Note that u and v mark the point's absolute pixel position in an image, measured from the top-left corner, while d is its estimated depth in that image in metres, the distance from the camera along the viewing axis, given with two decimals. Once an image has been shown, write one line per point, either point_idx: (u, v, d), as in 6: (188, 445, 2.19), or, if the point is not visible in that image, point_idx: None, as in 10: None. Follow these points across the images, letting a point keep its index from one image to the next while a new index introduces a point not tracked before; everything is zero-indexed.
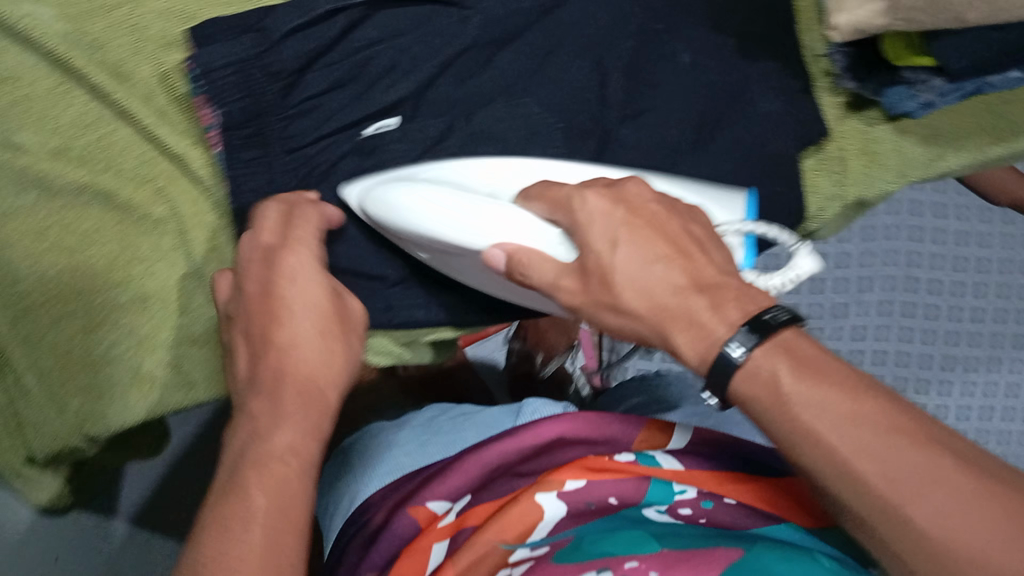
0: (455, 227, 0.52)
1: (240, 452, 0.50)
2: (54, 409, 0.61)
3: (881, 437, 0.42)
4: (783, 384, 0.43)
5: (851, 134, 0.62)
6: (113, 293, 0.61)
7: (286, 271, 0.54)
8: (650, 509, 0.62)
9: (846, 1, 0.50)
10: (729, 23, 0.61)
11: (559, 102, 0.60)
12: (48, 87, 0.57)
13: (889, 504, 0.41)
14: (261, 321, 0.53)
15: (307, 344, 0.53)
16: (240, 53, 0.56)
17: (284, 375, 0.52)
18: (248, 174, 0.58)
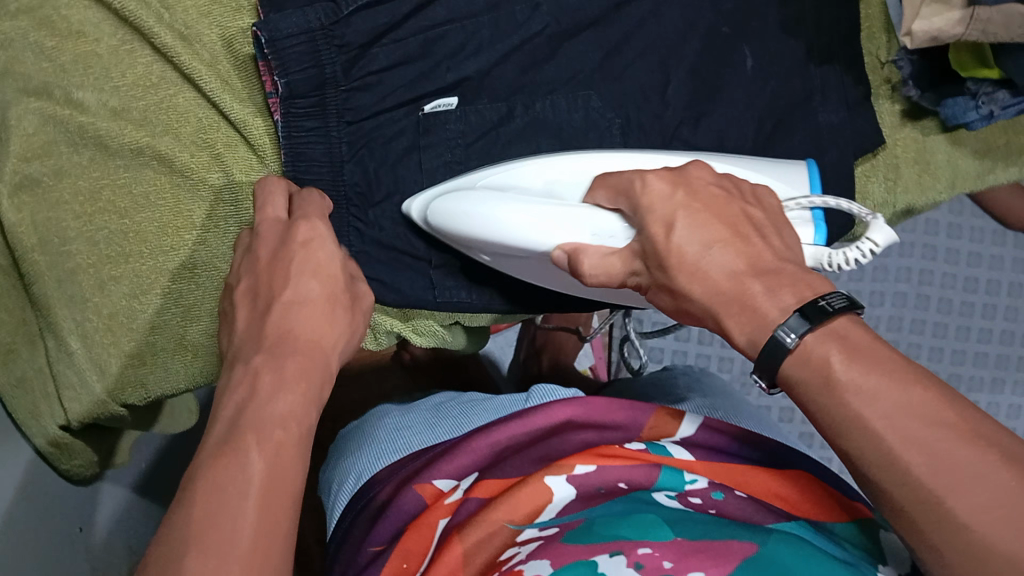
0: (528, 229, 0.52)
1: (235, 411, 0.46)
2: (95, 372, 0.60)
3: (930, 428, 0.39)
4: (834, 368, 0.41)
5: (908, 143, 0.63)
6: (163, 258, 0.60)
7: (302, 239, 0.54)
8: (661, 493, 0.58)
9: (923, 9, 0.51)
10: (797, 29, 0.62)
11: (614, 97, 0.61)
12: (114, 45, 0.59)
13: (925, 495, 0.39)
14: (270, 279, 0.52)
15: (315, 304, 0.52)
16: (309, 23, 0.54)
17: (288, 336, 0.49)
18: (309, 143, 0.58)
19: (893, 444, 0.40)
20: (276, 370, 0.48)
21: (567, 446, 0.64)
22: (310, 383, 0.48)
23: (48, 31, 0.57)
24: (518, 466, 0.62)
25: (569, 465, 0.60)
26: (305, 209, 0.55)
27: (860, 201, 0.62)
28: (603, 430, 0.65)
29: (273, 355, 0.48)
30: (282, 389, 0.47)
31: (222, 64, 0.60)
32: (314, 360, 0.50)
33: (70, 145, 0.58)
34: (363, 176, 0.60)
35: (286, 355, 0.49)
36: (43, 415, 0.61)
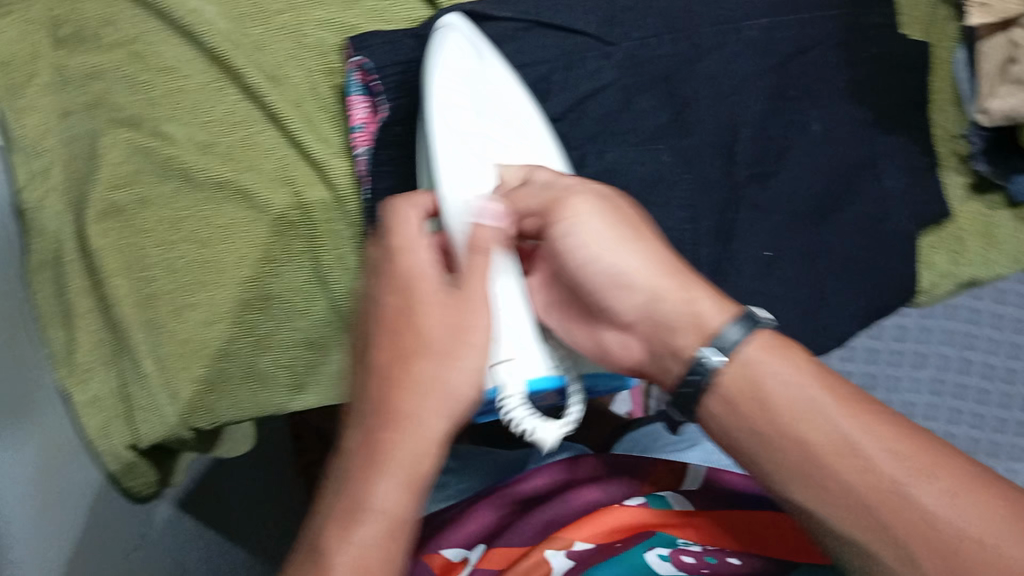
0: (439, 128, 0.50)
1: (336, 499, 0.46)
2: (167, 396, 0.61)
3: (888, 428, 0.42)
4: (774, 377, 0.44)
5: (972, 214, 0.64)
6: (241, 288, 0.62)
7: (398, 288, 0.47)
8: (653, 553, 0.56)
9: (998, 89, 0.53)
10: (868, 97, 0.62)
11: (687, 152, 0.58)
12: (203, 82, 0.62)
13: (886, 483, 0.41)
14: (386, 324, 0.47)
15: (411, 351, 0.46)
16: (400, 53, 0.61)
17: (398, 397, 0.46)
18: (385, 176, 0.61)
19: (857, 436, 0.42)
20: (373, 443, 0.46)
21: (568, 511, 0.61)
22: (412, 465, 0.45)
23: (139, 65, 0.61)
24: (522, 535, 0.60)
25: (568, 538, 0.58)
26: (395, 238, 0.48)
27: (920, 270, 0.63)
28: (602, 485, 0.62)
29: (373, 422, 0.46)
30: (376, 476, 0.45)
31: (307, 105, 0.63)
32: (420, 406, 0.46)
33: (156, 174, 0.61)
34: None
35: (386, 413, 0.46)
36: (114, 435, 0.62)
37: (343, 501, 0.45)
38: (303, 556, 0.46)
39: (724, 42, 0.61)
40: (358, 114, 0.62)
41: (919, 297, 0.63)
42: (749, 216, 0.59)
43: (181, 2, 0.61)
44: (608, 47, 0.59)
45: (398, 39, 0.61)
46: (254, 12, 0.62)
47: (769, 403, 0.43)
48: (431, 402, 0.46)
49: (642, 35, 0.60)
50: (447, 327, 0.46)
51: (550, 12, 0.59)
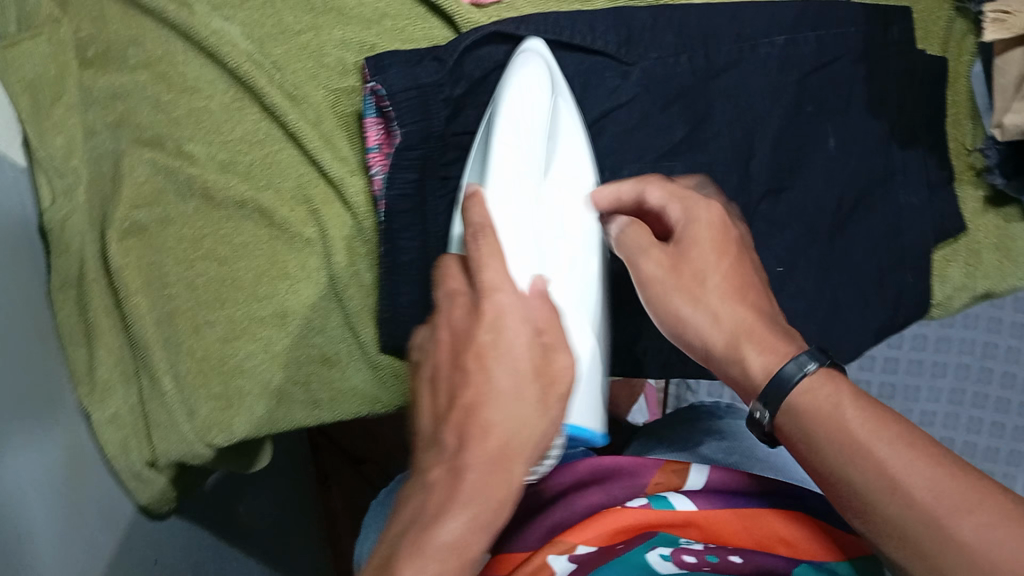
0: (503, 151, 0.52)
1: (409, 519, 0.43)
2: (185, 414, 0.62)
3: (933, 464, 0.39)
4: (844, 415, 0.41)
5: (987, 228, 0.63)
6: (258, 306, 0.62)
7: (486, 319, 0.46)
8: (653, 555, 0.47)
9: (1016, 103, 0.52)
10: (888, 111, 0.60)
11: (701, 166, 0.59)
12: (224, 101, 0.62)
13: (930, 517, 0.38)
14: (460, 365, 0.46)
15: (499, 389, 0.45)
16: (421, 78, 0.59)
17: (469, 424, 0.44)
18: (399, 195, 0.60)
19: (921, 486, 0.38)
20: (453, 485, 0.43)
21: (574, 515, 0.51)
22: (484, 503, 0.42)
23: (163, 85, 0.61)
24: (526, 541, 0.51)
25: (571, 541, 0.47)
26: (484, 274, 0.46)
27: (935, 283, 0.62)
28: (609, 486, 0.52)
29: (453, 462, 0.43)
30: (450, 514, 0.42)
31: (325, 122, 0.63)
32: (505, 445, 0.44)
33: (177, 194, 0.62)
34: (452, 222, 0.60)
35: (464, 449, 0.44)
36: (133, 451, 0.63)
37: (412, 532, 0.42)
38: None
39: (743, 58, 0.59)
40: (373, 136, 0.61)
41: (935, 311, 0.63)
42: (762, 229, 0.59)
43: (204, 22, 0.61)
44: (626, 66, 0.59)
45: (418, 63, 0.59)
46: (277, 33, 0.63)
47: (839, 425, 0.41)
48: (510, 452, 0.44)
49: (659, 55, 0.59)
50: (533, 367, 0.45)
51: (569, 30, 0.59)
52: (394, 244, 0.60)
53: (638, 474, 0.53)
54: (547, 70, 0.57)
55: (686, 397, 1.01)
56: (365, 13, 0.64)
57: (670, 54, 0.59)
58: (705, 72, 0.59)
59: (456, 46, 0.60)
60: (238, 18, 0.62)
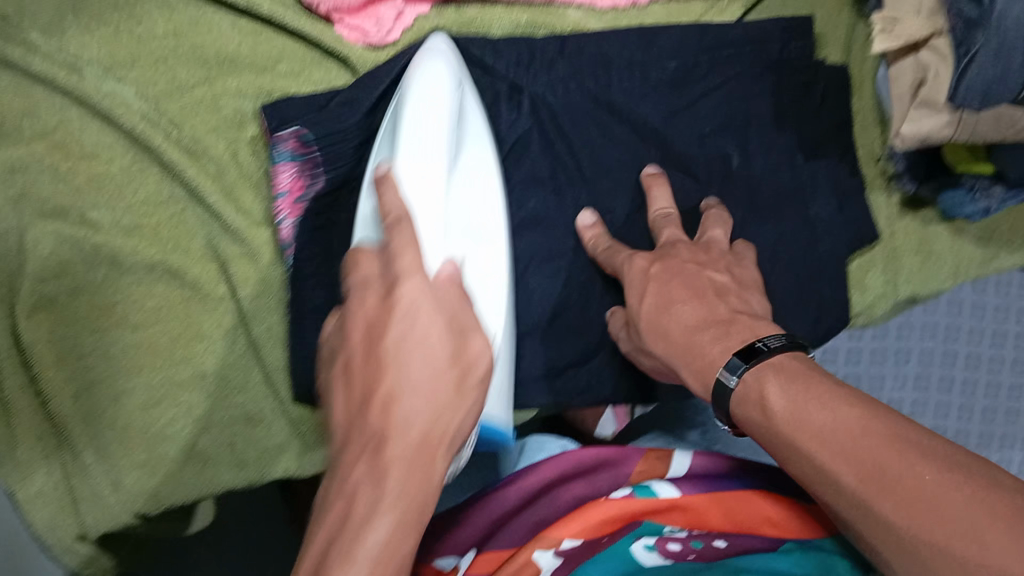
0: (410, 137, 0.53)
1: (328, 536, 0.41)
2: (109, 485, 0.59)
3: (857, 439, 0.41)
4: (769, 397, 0.45)
5: (906, 233, 0.64)
6: (174, 369, 0.61)
7: (400, 308, 0.43)
8: (638, 545, 0.54)
9: (911, 112, 0.51)
10: (788, 116, 0.64)
11: (603, 190, 0.61)
12: (124, 165, 0.61)
13: (856, 499, 0.42)
14: (367, 364, 0.43)
15: (421, 381, 0.42)
16: (331, 129, 0.61)
17: (386, 435, 0.42)
18: (308, 241, 0.60)
19: (852, 477, 0.41)
20: (376, 485, 0.41)
21: (557, 508, 0.58)
22: (410, 505, 0.41)
23: (62, 154, 0.60)
24: (511, 539, 0.56)
25: (557, 536, 0.53)
26: (398, 259, 0.45)
27: (855, 292, 0.63)
28: (592, 476, 0.59)
29: (372, 461, 0.41)
30: (375, 522, 0.40)
31: (229, 174, 0.62)
32: (427, 443, 0.42)
33: (84, 263, 0.59)
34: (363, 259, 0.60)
35: (383, 450, 0.41)
36: (62, 525, 0.59)
37: (334, 547, 0.40)
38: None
39: (634, 85, 0.63)
40: (284, 180, 0.60)
41: (858, 319, 0.64)
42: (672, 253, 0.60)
43: (94, 87, 0.60)
44: (518, 95, 0.61)
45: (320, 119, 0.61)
46: (171, 90, 0.62)
47: (769, 425, 0.45)
48: (426, 451, 0.42)
49: (549, 81, 0.62)
50: (450, 355, 0.43)
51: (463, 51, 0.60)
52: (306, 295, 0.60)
53: (623, 463, 0.60)
54: (453, 64, 0.58)
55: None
56: (258, 60, 0.64)
57: (560, 83, 0.62)
58: (600, 99, 0.62)
59: (372, 91, 0.62)
60: (132, 78, 0.62)
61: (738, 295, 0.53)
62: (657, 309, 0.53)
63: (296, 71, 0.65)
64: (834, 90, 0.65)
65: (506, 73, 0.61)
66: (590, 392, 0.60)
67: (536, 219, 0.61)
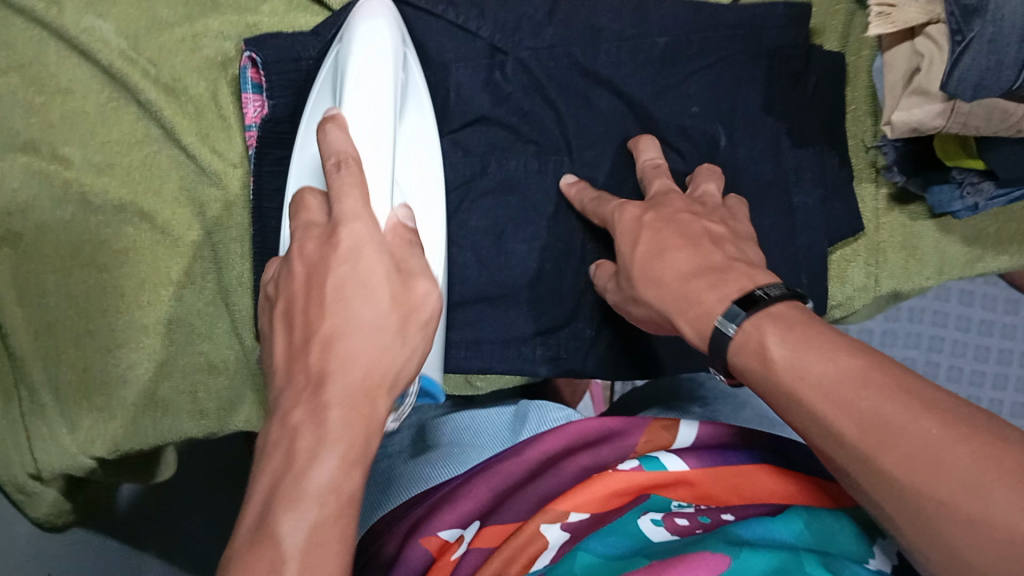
0: (362, 103, 0.51)
1: (268, 487, 0.39)
2: (65, 426, 0.60)
3: (863, 390, 0.39)
4: (769, 348, 0.43)
5: (892, 227, 0.64)
6: (137, 315, 0.60)
7: (343, 252, 0.43)
8: (646, 519, 0.56)
9: (903, 100, 0.51)
10: (784, 99, 0.62)
11: (586, 162, 0.61)
12: (100, 103, 0.59)
13: (864, 459, 0.39)
14: (305, 310, 0.43)
15: (361, 323, 0.42)
16: (297, 51, 0.59)
17: (328, 375, 0.41)
18: (273, 175, 0.58)
19: (857, 434, 0.39)
20: (317, 418, 0.40)
21: (563, 479, 0.62)
22: (355, 443, 0.40)
23: (36, 88, 0.58)
24: (514, 513, 0.59)
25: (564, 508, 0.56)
26: (342, 201, 0.44)
27: (833, 286, 0.64)
28: (596, 449, 0.63)
29: (312, 401, 0.41)
30: (320, 460, 0.39)
31: (208, 115, 0.61)
32: (370, 379, 0.42)
33: (51, 201, 0.58)
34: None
35: (323, 386, 0.41)
36: (13, 464, 0.60)
37: (284, 483, 0.39)
38: (247, 550, 0.38)
39: (622, 61, 0.60)
40: (251, 113, 0.60)
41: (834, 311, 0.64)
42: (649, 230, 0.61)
43: (74, 21, 0.57)
44: (500, 55, 0.60)
45: (294, 36, 0.59)
46: (152, 28, 0.59)
47: (768, 378, 0.43)
48: (368, 385, 0.42)
49: (534, 46, 0.60)
50: (393, 298, 0.43)
51: (445, 5, 0.59)
52: (267, 233, 0.59)
53: (629, 431, 0.64)
54: (393, 18, 0.56)
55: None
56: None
57: (547, 49, 0.60)
58: (587, 68, 0.60)
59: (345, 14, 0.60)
60: (114, 12, 0.59)
61: (733, 243, 0.52)
62: (649, 254, 0.52)
63: (280, 12, 0.62)
64: (825, 81, 0.64)
65: (490, 37, 0.59)
66: (557, 362, 0.62)
67: (510, 184, 0.61)
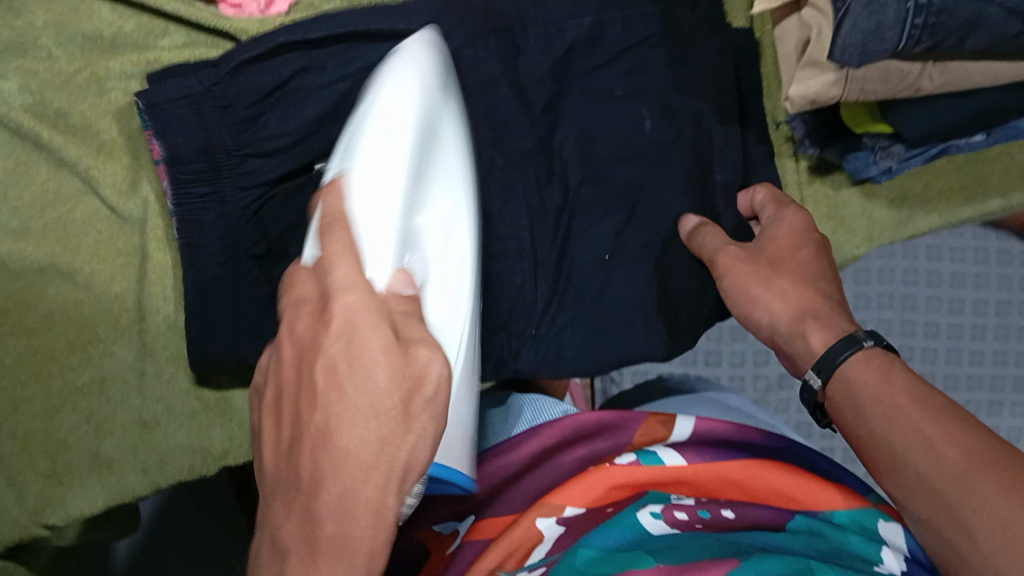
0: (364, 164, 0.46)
1: None
2: (14, 496, 0.59)
3: (945, 436, 0.45)
4: (880, 386, 0.49)
5: (817, 198, 0.65)
6: (71, 376, 0.59)
7: (333, 331, 0.39)
8: (645, 512, 0.58)
9: (798, 74, 0.51)
10: (705, 81, 0.62)
11: (518, 161, 0.61)
12: (9, 167, 0.57)
13: (923, 484, 0.45)
14: (299, 397, 0.40)
15: (358, 411, 0.38)
16: (192, 88, 0.54)
17: (323, 479, 0.39)
18: (201, 207, 0.56)
19: (935, 456, 0.45)
20: (311, 522, 0.39)
21: (562, 468, 0.66)
22: (358, 547, 0.39)
23: None
24: (513, 504, 0.64)
25: (558, 504, 0.59)
26: (333, 274, 0.40)
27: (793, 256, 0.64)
28: (593, 441, 0.67)
29: (306, 511, 0.39)
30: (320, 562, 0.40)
31: (120, 157, 0.59)
32: (366, 469, 0.39)
33: None
34: (261, 240, 0.57)
35: (317, 492, 0.39)
36: None
37: None
38: None
39: (552, 46, 0.61)
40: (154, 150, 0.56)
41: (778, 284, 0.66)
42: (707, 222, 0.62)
43: None
44: None
45: (190, 73, 0.55)
46: (54, 78, 0.58)
47: (855, 408, 0.50)
48: (370, 479, 0.39)
49: (467, 37, 0.58)
50: (393, 381, 0.39)
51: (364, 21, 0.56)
52: (197, 263, 0.56)
53: (627, 425, 0.67)
54: (436, 59, 0.51)
55: (611, 389, 0.99)
56: (140, 39, 0.59)
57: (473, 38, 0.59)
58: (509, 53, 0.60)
59: (246, 51, 0.54)
60: (14, 67, 0.57)
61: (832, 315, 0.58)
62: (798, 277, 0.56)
63: (179, 46, 0.60)
64: (741, 57, 0.64)
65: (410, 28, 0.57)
66: (502, 363, 0.61)
67: None
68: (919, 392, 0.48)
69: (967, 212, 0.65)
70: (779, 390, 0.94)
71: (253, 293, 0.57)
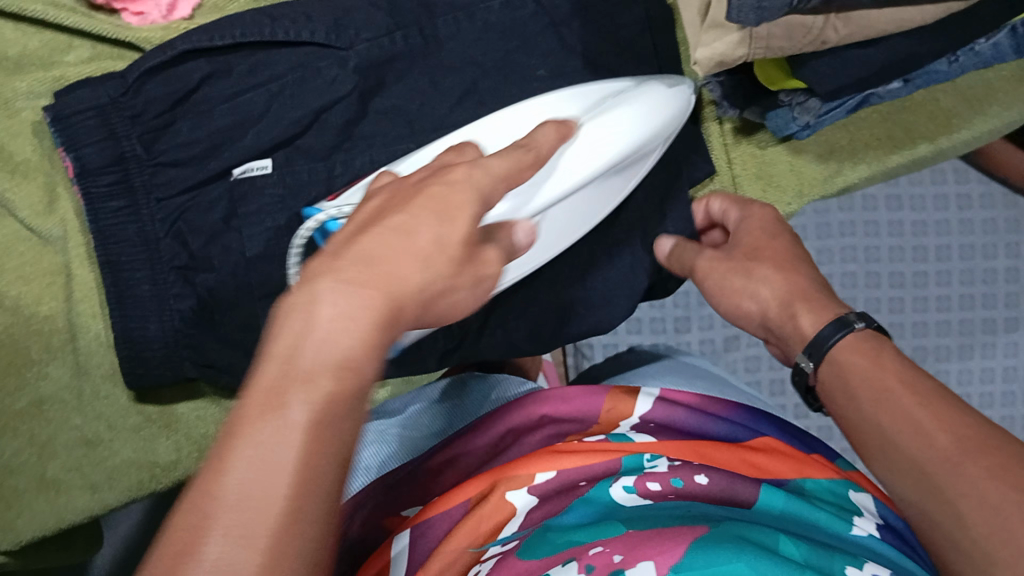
0: (580, 146, 0.49)
1: (278, 376, 0.30)
2: None
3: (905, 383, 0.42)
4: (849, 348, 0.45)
5: (744, 158, 0.65)
6: (10, 400, 0.58)
7: (450, 181, 0.36)
8: (616, 485, 0.52)
9: (703, 37, 0.51)
10: (626, 51, 0.61)
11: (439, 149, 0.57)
12: None
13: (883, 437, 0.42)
14: (393, 205, 0.36)
15: (431, 258, 0.34)
16: (100, 99, 0.54)
17: (373, 308, 0.32)
18: (117, 225, 0.55)
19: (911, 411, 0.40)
20: (333, 354, 0.31)
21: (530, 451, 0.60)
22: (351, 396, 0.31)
23: None
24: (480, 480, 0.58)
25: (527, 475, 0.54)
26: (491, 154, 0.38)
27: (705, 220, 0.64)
28: (562, 422, 0.62)
29: (342, 297, 0.31)
30: (304, 402, 0.30)
31: (37, 177, 0.58)
32: (388, 311, 0.32)
33: None
34: (183, 252, 0.56)
35: (358, 302, 0.32)
36: None
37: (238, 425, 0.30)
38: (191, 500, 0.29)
39: (462, 31, 0.59)
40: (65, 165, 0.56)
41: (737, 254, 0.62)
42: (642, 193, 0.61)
43: None
44: (341, 52, 0.57)
45: (99, 82, 0.54)
46: None
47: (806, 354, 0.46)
48: (385, 332, 0.32)
49: (373, 36, 0.57)
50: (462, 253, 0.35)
51: (271, 28, 0.55)
52: (119, 279, 0.55)
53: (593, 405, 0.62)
54: (672, 112, 0.55)
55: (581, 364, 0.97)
56: (45, 54, 0.59)
57: (385, 35, 0.58)
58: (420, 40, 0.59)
59: (149, 59, 0.53)
60: None
61: None
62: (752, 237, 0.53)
63: (86, 59, 0.59)
64: (656, 27, 0.63)
65: (316, 36, 0.56)
66: (447, 354, 0.62)
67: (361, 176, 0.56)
68: (880, 353, 0.44)
69: (897, 159, 0.65)
70: (747, 349, 0.94)
71: (179, 308, 0.56)
